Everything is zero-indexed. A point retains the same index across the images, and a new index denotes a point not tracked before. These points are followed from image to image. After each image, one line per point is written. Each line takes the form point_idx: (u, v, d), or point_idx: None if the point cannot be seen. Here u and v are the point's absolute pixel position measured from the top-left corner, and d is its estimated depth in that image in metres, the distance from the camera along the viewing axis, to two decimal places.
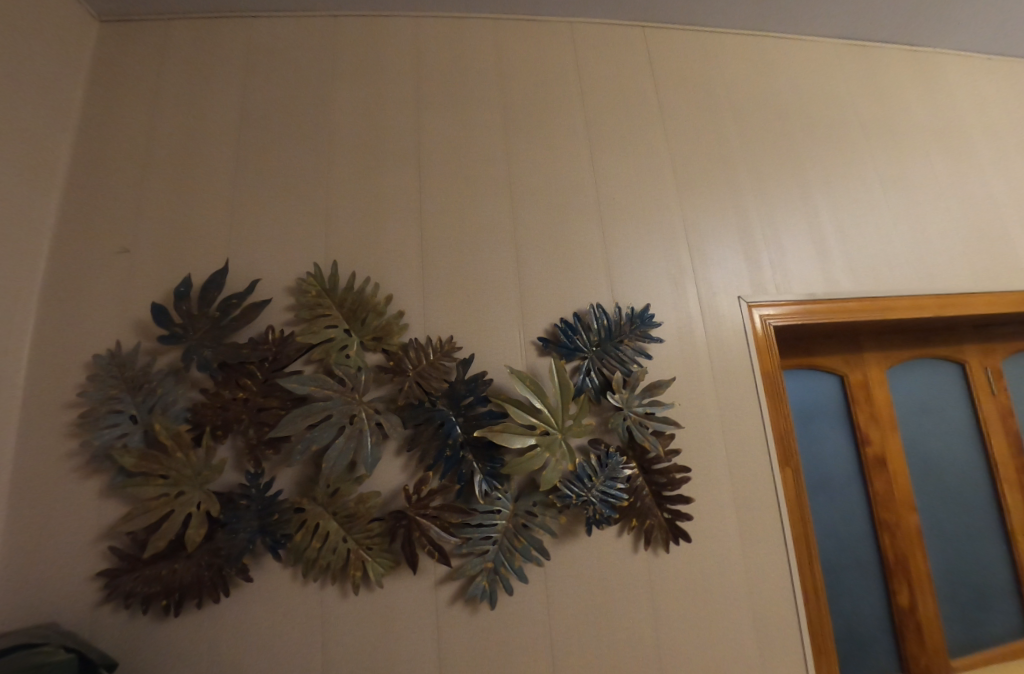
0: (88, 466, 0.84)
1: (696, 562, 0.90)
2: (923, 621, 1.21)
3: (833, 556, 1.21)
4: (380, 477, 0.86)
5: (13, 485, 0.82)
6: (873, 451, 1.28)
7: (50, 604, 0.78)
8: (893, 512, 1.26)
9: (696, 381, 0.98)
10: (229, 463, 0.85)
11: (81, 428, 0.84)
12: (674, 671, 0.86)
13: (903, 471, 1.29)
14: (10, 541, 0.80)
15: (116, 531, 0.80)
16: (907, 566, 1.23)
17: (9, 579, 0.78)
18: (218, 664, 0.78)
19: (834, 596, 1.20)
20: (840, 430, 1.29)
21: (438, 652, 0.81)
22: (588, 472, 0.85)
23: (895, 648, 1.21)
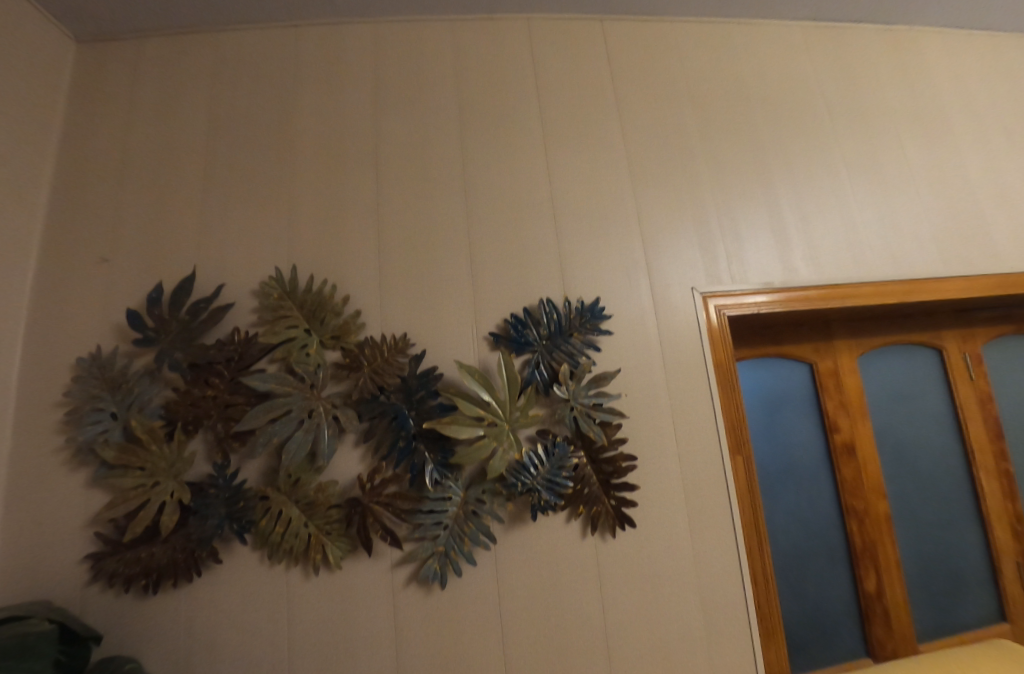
0: (76, 459, 0.92)
1: (643, 547, 0.94)
2: (889, 605, 1.23)
3: (798, 542, 1.23)
4: (340, 467, 0.92)
5: (10, 476, 0.91)
6: (842, 438, 1.29)
7: (47, 582, 0.87)
8: (861, 499, 1.27)
9: (647, 372, 1.01)
10: (201, 456, 0.92)
11: (68, 425, 0.92)
12: (620, 649, 0.90)
13: (873, 458, 1.29)
14: (10, 526, 0.89)
15: (101, 517, 0.88)
16: (873, 551, 1.25)
17: (11, 560, 0.88)
18: (194, 638, 0.86)
19: (798, 581, 1.22)
20: (808, 417, 1.30)
21: (393, 629, 0.87)
22: (535, 461, 0.90)
23: (861, 631, 1.23)
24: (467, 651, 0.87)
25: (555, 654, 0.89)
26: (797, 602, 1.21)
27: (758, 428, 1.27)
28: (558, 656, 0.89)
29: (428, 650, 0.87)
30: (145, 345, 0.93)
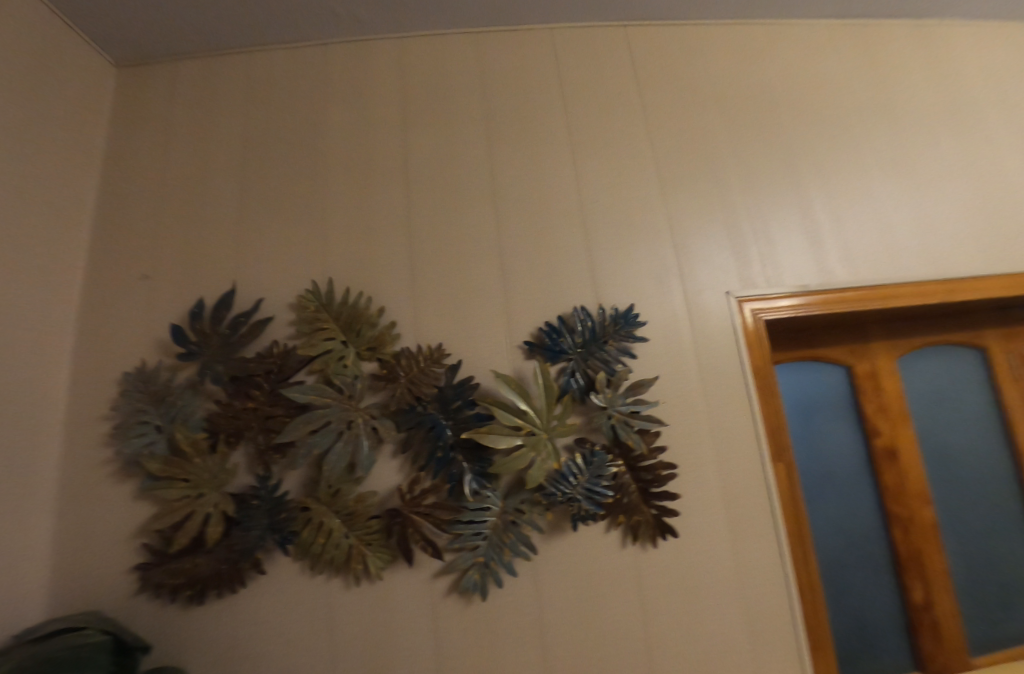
0: (123, 472, 0.94)
1: (684, 557, 0.92)
2: (939, 617, 1.18)
3: (840, 550, 1.20)
4: (378, 477, 0.92)
5: (61, 489, 0.94)
6: (882, 443, 1.25)
7: (99, 592, 0.90)
8: (904, 505, 1.23)
9: (682, 379, 0.99)
10: (243, 467, 0.94)
11: (115, 438, 0.95)
12: (664, 662, 0.88)
13: (916, 463, 1.25)
14: (63, 537, 0.92)
15: (148, 528, 0.91)
16: (920, 560, 1.20)
17: (65, 570, 0.90)
18: (240, 646, 0.88)
19: (842, 591, 1.18)
20: (846, 422, 1.27)
21: (434, 640, 0.87)
22: (574, 470, 0.88)
23: (909, 645, 1.18)
24: (508, 663, 0.87)
25: (597, 667, 0.87)
26: (842, 614, 1.17)
27: (795, 433, 1.25)
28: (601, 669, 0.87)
29: (469, 661, 0.86)
30: (188, 359, 0.95)
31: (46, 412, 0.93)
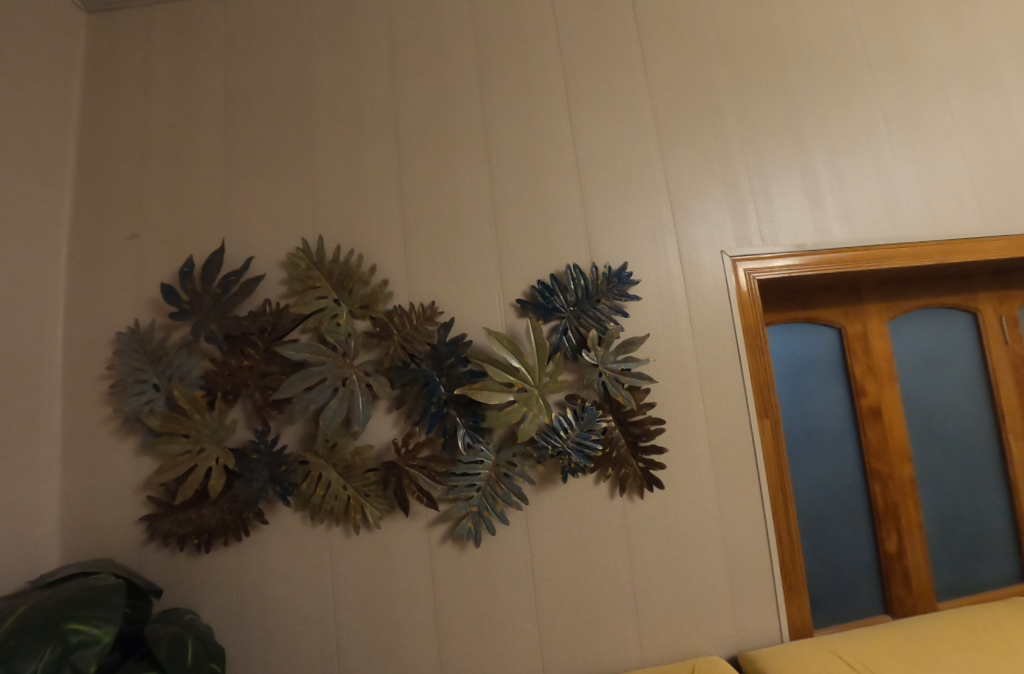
0: (124, 429, 0.96)
1: (670, 507, 0.96)
2: (910, 565, 1.25)
3: (820, 504, 1.25)
4: (374, 432, 0.95)
5: (64, 445, 0.96)
6: (869, 402, 1.28)
7: (109, 541, 0.94)
8: (885, 462, 1.27)
9: (674, 337, 1.00)
10: (241, 422, 0.96)
11: (113, 397, 0.96)
12: (647, 602, 0.94)
13: (899, 421, 1.29)
14: (69, 491, 0.95)
15: (152, 482, 0.94)
16: (897, 513, 1.26)
17: (76, 522, 0.94)
18: (247, 589, 0.93)
19: (819, 541, 1.24)
20: (834, 382, 1.29)
21: (430, 582, 0.93)
22: (564, 424, 0.91)
23: (880, 590, 1.25)
24: (500, 603, 0.92)
25: (584, 607, 0.93)
26: (818, 562, 1.23)
27: (784, 393, 1.27)
28: (588, 609, 0.93)
29: (464, 601, 0.92)
30: (181, 318, 0.95)
31: (42, 371, 0.94)
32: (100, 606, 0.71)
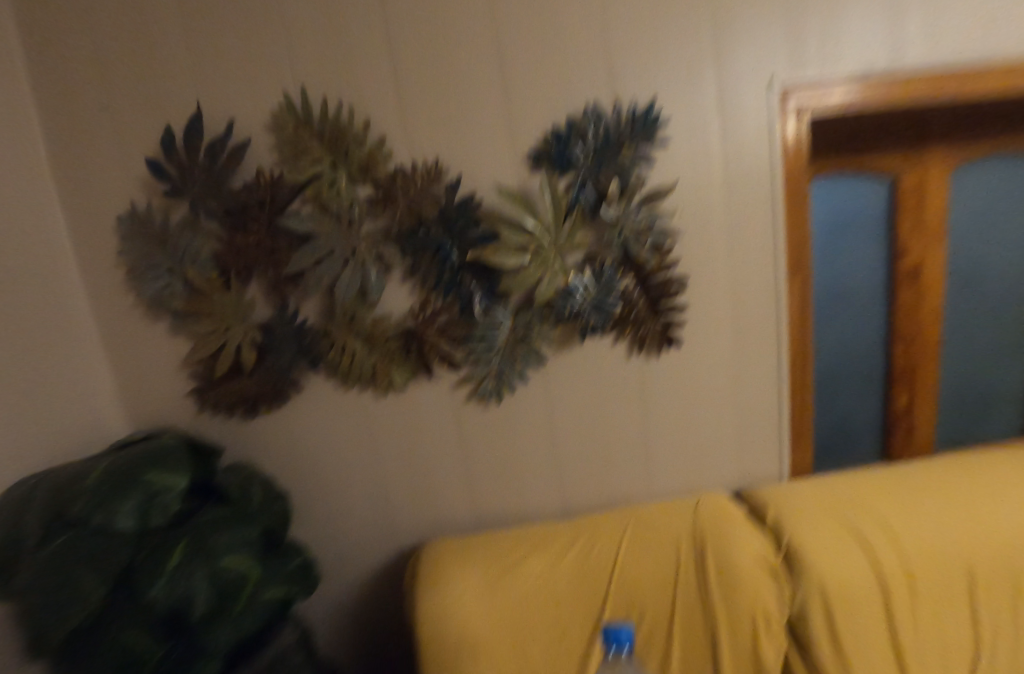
0: (151, 312, 0.99)
1: (686, 365, 0.99)
2: (916, 417, 1.28)
3: (835, 364, 1.24)
4: (391, 303, 0.94)
5: (102, 330, 1.00)
6: (908, 260, 1.19)
7: (167, 411, 1.03)
8: (911, 324, 1.23)
9: (703, 191, 0.92)
10: (261, 300, 0.96)
11: (132, 282, 0.96)
12: (659, 445, 1.03)
13: (937, 279, 1.21)
14: (119, 370, 1.02)
15: (189, 360, 0.99)
16: (914, 370, 1.26)
17: (135, 398, 1.03)
18: (296, 444, 1.05)
19: (828, 399, 1.26)
20: (873, 240, 1.19)
21: (459, 434, 1.02)
22: (583, 286, 0.89)
23: (880, 438, 1.32)
24: (523, 446, 1.03)
25: (601, 448, 1.04)
26: (829, 418, 1.28)
27: (820, 256, 1.18)
28: (603, 450, 1.04)
29: (491, 448, 1.03)
30: (175, 195, 0.90)
31: (58, 260, 0.93)
32: (168, 466, 0.81)
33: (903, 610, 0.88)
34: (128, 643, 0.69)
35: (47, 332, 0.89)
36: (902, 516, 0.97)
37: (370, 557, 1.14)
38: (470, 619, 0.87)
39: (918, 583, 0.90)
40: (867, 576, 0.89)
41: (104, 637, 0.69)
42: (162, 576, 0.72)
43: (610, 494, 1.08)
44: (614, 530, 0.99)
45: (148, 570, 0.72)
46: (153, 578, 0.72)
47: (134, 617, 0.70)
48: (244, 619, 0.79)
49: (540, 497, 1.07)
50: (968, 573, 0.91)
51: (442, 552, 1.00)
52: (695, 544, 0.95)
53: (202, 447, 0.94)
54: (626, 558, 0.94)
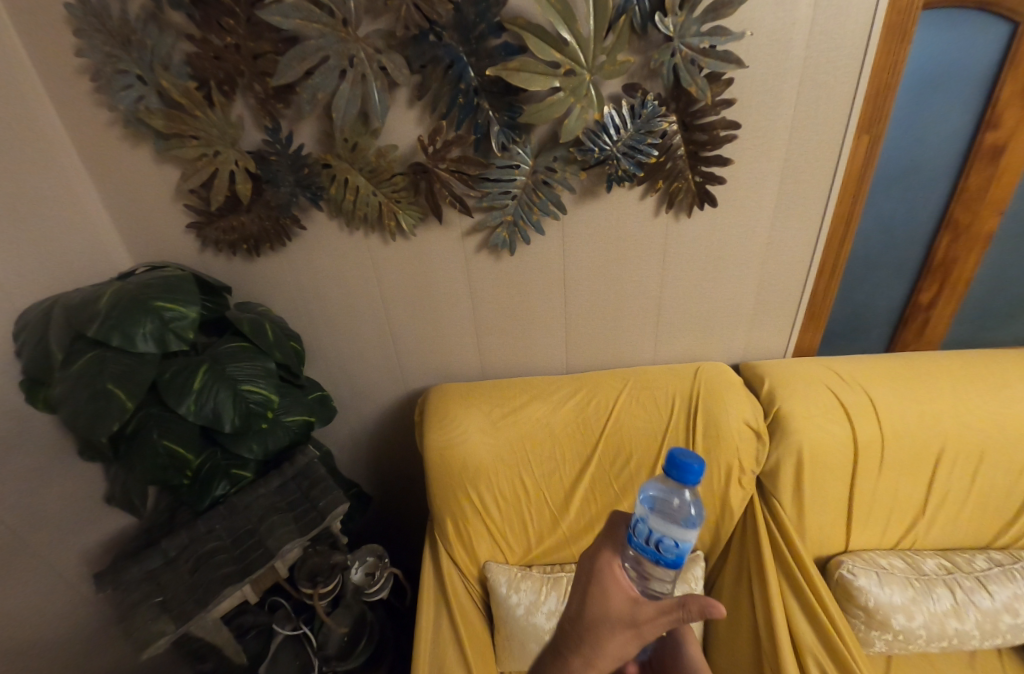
0: (131, 134, 0.88)
1: (712, 226, 0.94)
2: (934, 318, 1.16)
3: (864, 255, 1.08)
4: (397, 131, 0.85)
5: (80, 152, 0.90)
6: (994, 140, 0.92)
7: (171, 247, 1.00)
8: (972, 213, 1.00)
9: (787, 6, 0.73)
10: (249, 121, 0.86)
11: (104, 94, 0.83)
12: (667, 305, 1.05)
13: (1020, 164, 0.95)
14: (111, 200, 0.95)
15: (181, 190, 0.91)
16: (950, 270, 1.08)
17: (132, 229, 0.98)
18: (305, 286, 1.04)
19: (850, 291, 1.14)
20: (965, 107, 0.90)
21: (470, 283, 1.02)
22: (617, 122, 0.78)
23: (890, 336, 1.22)
24: (532, 299, 1.04)
25: (608, 305, 1.05)
26: (848, 308, 1.18)
27: (891, 119, 0.91)
28: (611, 307, 1.05)
29: (501, 297, 1.04)
30: None
31: (10, 62, 0.78)
32: (178, 294, 0.76)
33: (868, 475, 0.96)
34: (170, 449, 0.77)
35: (21, 150, 0.81)
36: (897, 396, 0.98)
37: (380, 396, 1.22)
38: (474, 451, 0.97)
39: (890, 456, 0.96)
40: (843, 448, 0.95)
41: (147, 444, 0.76)
42: (189, 395, 0.75)
43: (610, 349, 1.12)
44: (613, 386, 1.04)
45: (175, 389, 0.75)
46: (180, 396, 0.75)
47: (172, 428, 0.78)
48: (269, 436, 0.87)
49: (544, 348, 1.12)
50: (938, 453, 0.96)
51: (451, 393, 1.06)
52: (690, 403, 1.00)
53: (211, 283, 0.93)
54: (622, 415, 1.00)
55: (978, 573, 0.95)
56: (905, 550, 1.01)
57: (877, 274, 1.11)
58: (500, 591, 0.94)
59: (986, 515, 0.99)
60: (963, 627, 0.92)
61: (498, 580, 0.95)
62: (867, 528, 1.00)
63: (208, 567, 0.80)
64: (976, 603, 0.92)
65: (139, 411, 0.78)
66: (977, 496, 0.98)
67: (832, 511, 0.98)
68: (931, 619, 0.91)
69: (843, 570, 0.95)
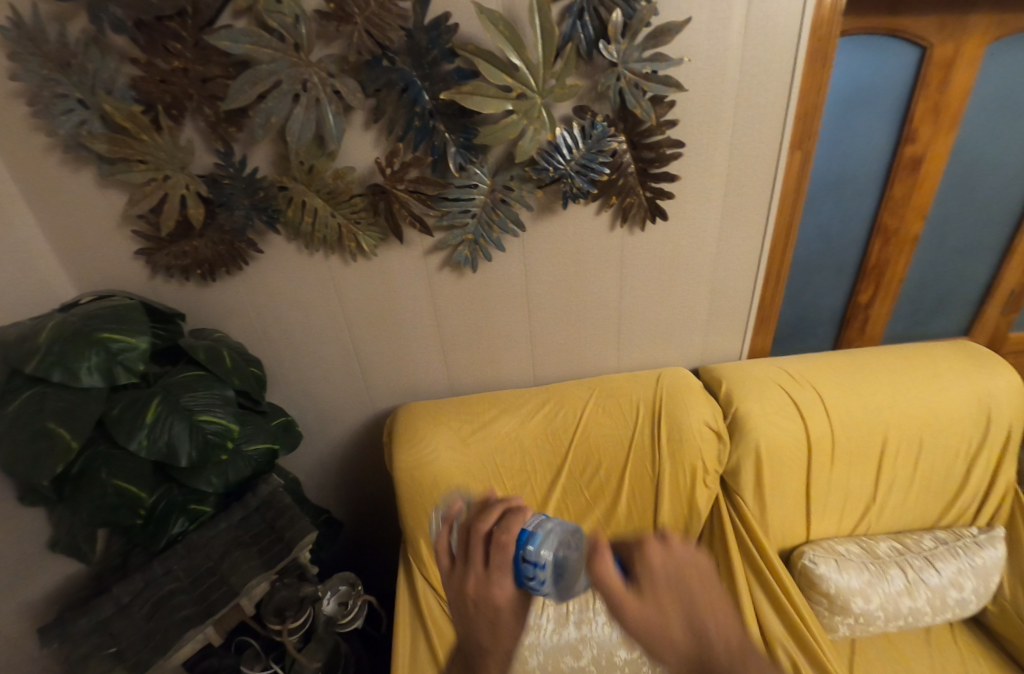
0: (73, 159, 0.84)
1: (665, 237, 0.98)
2: (872, 316, 1.25)
3: (806, 260, 1.16)
4: (354, 153, 0.85)
5: (15, 178, 0.85)
6: (910, 153, 1.01)
7: (119, 273, 0.96)
8: (899, 218, 1.09)
9: (720, 34, 0.79)
10: (200, 144, 0.84)
11: (40, 119, 0.79)
12: (629, 314, 1.09)
13: (935, 174, 1.05)
14: (52, 226, 0.90)
15: (129, 216, 0.88)
16: (883, 272, 1.17)
17: (77, 257, 0.93)
18: (263, 310, 1.02)
19: (797, 293, 1.21)
20: (884, 125, 0.99)
21: (433, 298, 1.02)
22: (569, 142, 0.81)
23: (835, 334, 1.30)
24: (497, 313, 1.05)
25: (572, 316, 1.07)
26: (796, 311, 1.25)
27: (821, 136, 0.99)
28: (574, 317, 1.08)
29: (465, 312, 1.04)
30: None
31: None
32: (127, 323, 0.73)
33: (822, 467, 1.02)
34: (121, 488, 0.73)
35: None
36: (843, 390, 1.04)
37: (347, 418, 1.20)
38: (445, 470, 0.97)
39: (840, 448, 1.02)
40: (798, 444, 1.00)
41: (95, 485, 0.72)
42: (140, 430, 0.72)
43: (576, 358, 1.15)
44: (579, 395, 1.06)
45: (126, 424, 0.72)
46: (131, 431, 0.71)
47: (123, 466, 0.74)
48: (230, 467, 0.83)
49: (511, 361, 1.13)
50: (882, 442, 1.02)
51: (419, 411, 1.05)
52: (654, 408, 1.03)
53: (162, 311, 0.90)
54: (589, 423, 1.02)
55: (926, 552, 1.02)
56: (860, 536, 1.07)
57: (820, 277, 1.19)
58: None
59: (929, 498, 1.06)
60: (916, 604, 0.98)
61: None
62: (824, 518, 1.05)
63: (166, 611, 0.75)
64: (925, 581, 0.99)
65: (86, 450, 0.74)
66: (919, 480, 1.05)
67: (791, 504, 1.03)
68: (887, 599, 0.97)
69: (805, 560, 0.99)
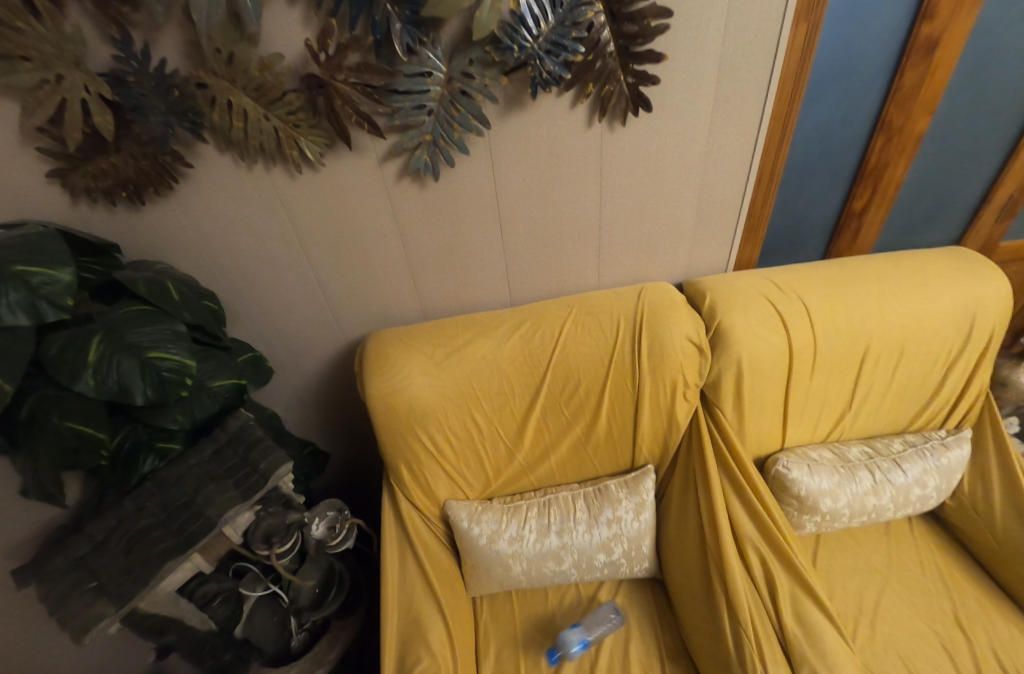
0: None
1: (649, 135, 0.88)
2: (865, 225, 1.18)
3: (802, 163, 1.06)
4: (282, 39, 0.71)
5: None
6: (930, 29, 0.88)
7: None
8: (905, 113, 0.99)
9: None
10: (92, 33, 0.69)
11: None
12: (609, 225, 1.01)
13: (952, 56, 0.92)
14: None
15: (25, 130, 0.75)
16: (881, 176, 1.09)
17: None
18: (207, 238, 0.92)
19: (788, 201, 1.13)
20: None
21: (395, 215, 0.93)
22: (535, 12, 0.70)
23: (825, 245, 1.24)
24: (467, 229, 0.97)
25: (547, 230, 1.00)
26: (787, 220, 1.18)
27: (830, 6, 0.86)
28: (550, 231, 1.00)
29: (432, 230, 0.96)
30: None
31: None
32: (47, 254, 0.65)
33: (801, 376, 1.01)
34: (76, 431, 0.69)
35: None
36: (828, 299, 1.01)
37: (318, 351, 1.15)
38: (421, 395, 0.94)
39: (822, 358, 1.01)
40: (779, 355, 0.99)
41: (46, 430, 0.67)
42: (85, 370, 0.66)
43: (553, 277, 1.09)
44: (558, 314, 1.01)
45: (67, 365, 0.66)
46: (75, 372, 0.66)
47: (76, 408, 0.69)
48: (195, 404, 0.79)
49: (485, 283, 1.07)
50: (863, 351, 1.01)
51: (390, 338, 1.01)
52: (634, 327, 0.99)
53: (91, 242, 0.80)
54: (568, 342, 0.98)
55: (895, 454, 1.06)
56: (833, 442, 1.10)
57: (814, 181, 1.10)
58: (462, 526, 0.97)
59: (903, 402, 1.08)
60: (880, 502, 1.03)
61: (459, 516, 0.98)
62: (799, 425, 1.07)
63: (144, 546, 0.75)
64: (891, 481, 1.03)
65: (31, 394, 0.69)
66: (896, 386, 1.06)
67: (769, 414, 1.04)
68: (853, 499, 1.02)
69: (778, 467, 1.02)
